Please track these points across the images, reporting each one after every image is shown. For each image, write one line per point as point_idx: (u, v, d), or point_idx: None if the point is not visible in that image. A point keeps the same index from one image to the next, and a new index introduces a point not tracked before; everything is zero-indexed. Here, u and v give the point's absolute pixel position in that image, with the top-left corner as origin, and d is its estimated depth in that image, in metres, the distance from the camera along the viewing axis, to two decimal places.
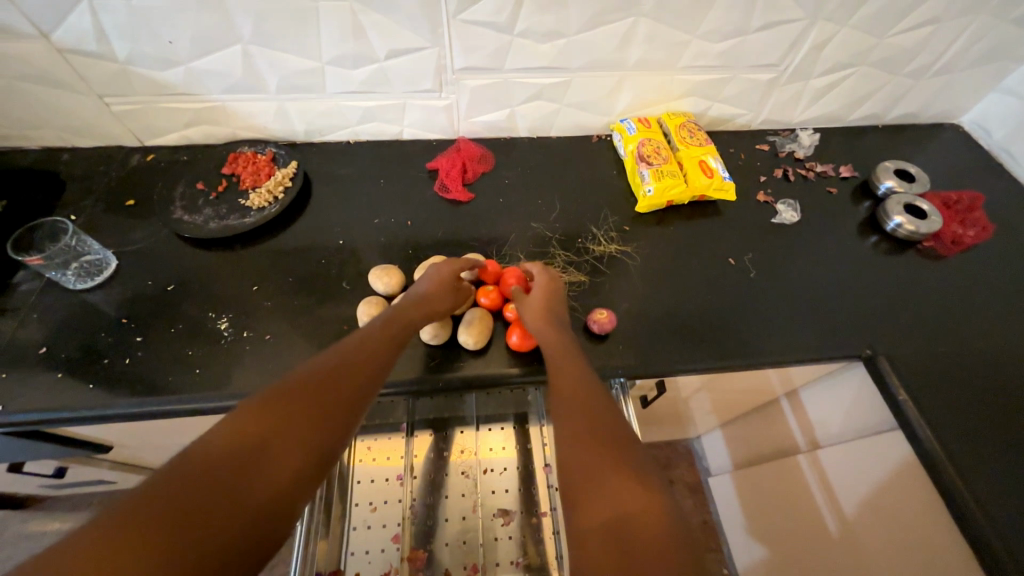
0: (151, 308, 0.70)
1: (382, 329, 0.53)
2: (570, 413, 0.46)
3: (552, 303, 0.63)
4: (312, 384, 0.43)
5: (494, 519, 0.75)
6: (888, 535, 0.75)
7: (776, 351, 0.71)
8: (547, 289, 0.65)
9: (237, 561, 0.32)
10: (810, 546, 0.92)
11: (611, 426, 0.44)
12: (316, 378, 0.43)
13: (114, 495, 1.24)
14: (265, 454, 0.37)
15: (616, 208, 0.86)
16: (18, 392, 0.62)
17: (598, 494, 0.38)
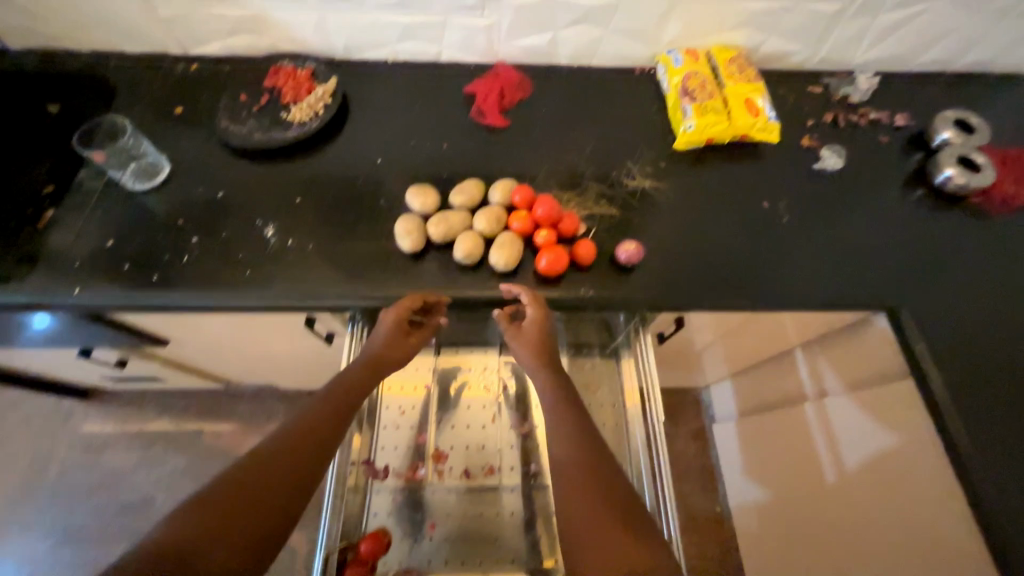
0: (202, 213, 0.74)
1: (332, 388, 0.57)
2: (581, 481, 0.50)
3: (544, 338, 0.63)
4: (277, 450, 0.49)
5: (511, 430, 0.81)
6: (884, 482, 0.77)
7: (799, 296, 0.72)
8: (539, 325, 0.64)
9: None
10: (805, 492, 0.96)
11: (612, 489, 0.49)
12: (272, 450, 0.49)
13: (163, 393, 1.36)
14: (230, 518, 0.43)
15: (653, 145, 0.84)
16: (91, 279, 0.68)
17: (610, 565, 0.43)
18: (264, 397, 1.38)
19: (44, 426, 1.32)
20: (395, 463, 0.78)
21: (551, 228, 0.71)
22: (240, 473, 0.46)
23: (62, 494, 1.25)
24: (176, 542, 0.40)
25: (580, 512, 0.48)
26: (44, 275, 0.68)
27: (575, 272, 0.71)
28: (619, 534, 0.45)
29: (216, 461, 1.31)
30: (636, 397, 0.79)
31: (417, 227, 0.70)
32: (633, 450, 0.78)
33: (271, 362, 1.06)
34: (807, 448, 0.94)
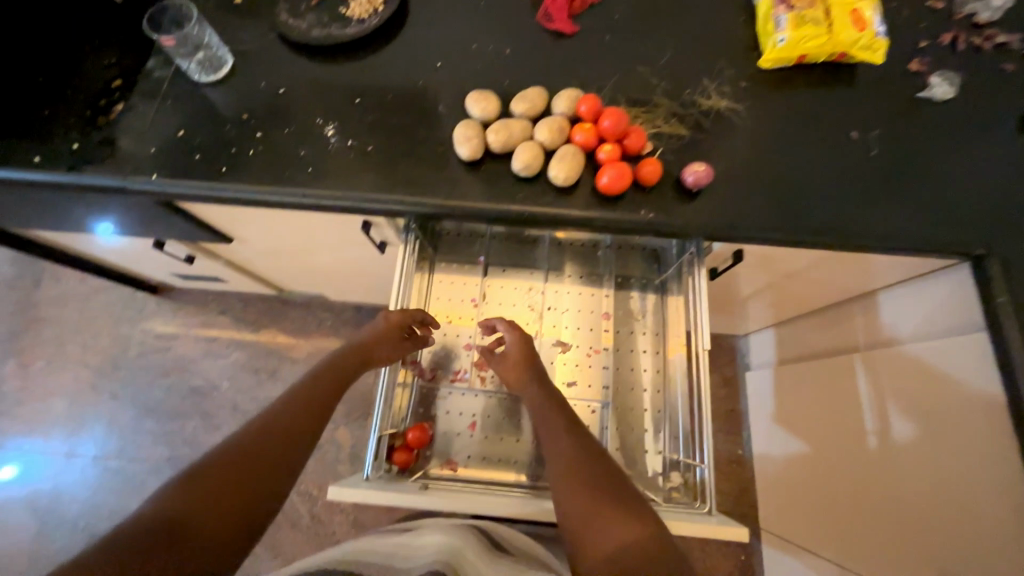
0: (265, 108, 0.75)
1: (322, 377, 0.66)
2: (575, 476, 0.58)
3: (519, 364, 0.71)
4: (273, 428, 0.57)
5: (553, 347, 0.83)
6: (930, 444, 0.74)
7: (875, 235, 0.67)
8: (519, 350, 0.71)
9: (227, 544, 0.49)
10: (837, 457, 0.93)
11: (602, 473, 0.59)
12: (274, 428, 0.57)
13: (223, 295, 1.47)
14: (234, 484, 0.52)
15: (735, 61, 0.77)
16: (165, 165, 0.71)
17: (601, 532, 0.53)
18: (314, 307, 1.47)
19: (123, 315, 1.46)
20: (441, 367, 0.82)
21: (615, 144, 0.68)
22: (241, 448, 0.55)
23: (141, 374, 1.41)
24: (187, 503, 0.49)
25: (568, 495, 0.57)
26: (124, 158, 0.72)
27: (636, 192, 0.68)
28: (603, 500, 0.56)
29: (269, 360, 1.43)
30: (684, 346, 0.78)
31: (477, 133, 0.68)
32: (673, 385, 0.79)
33: (322, 270, 1.11)
34: (848, 405, 0.92)
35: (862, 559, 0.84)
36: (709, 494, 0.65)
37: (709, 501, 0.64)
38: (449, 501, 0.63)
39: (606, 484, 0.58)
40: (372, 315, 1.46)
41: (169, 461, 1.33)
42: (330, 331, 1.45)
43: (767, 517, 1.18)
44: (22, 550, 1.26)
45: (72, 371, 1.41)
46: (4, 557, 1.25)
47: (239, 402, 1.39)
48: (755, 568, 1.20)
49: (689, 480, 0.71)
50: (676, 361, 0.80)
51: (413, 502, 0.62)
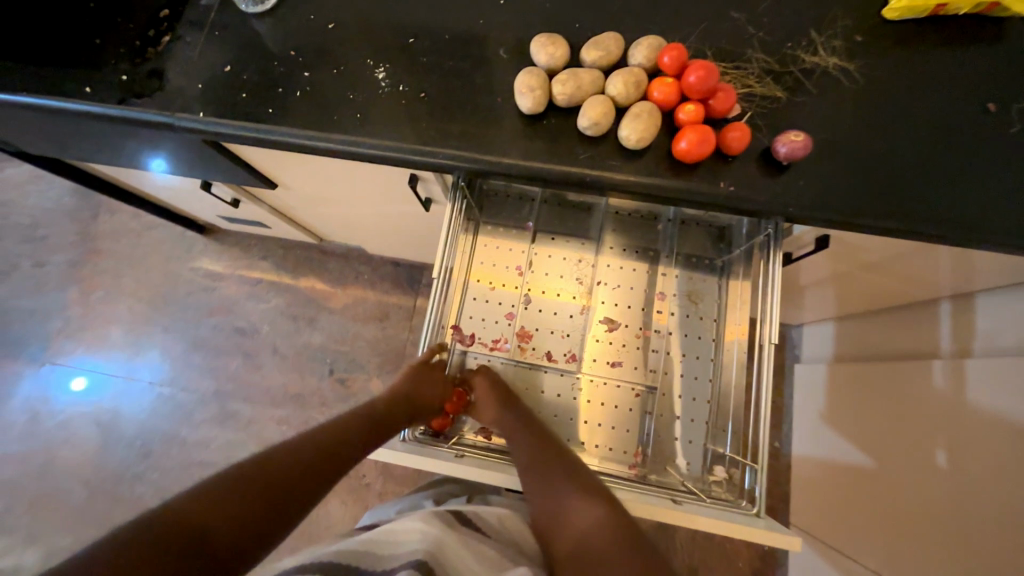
0: (313, 45, 0.70)
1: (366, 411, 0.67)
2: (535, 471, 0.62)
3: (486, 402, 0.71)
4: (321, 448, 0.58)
5: (599, 324, 0.79)
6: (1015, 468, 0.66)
7: (1000, 230, 0.57)
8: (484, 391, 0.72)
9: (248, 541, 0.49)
10: (897, 469, 0.86)
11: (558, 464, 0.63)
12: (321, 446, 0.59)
13: (265, 240, 1.49)
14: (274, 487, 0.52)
15: (851, 9, 0.65)
16: (212, 103, 0.68)
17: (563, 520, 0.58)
18: (352, 259, 1.47)
19: (173, 253, 1.51)
20: (481, 334, 0.79)
21: (699, 104, 0.59)
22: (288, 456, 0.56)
23: (189, 311, 1.47)
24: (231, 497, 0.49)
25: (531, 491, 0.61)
26: (172, 93, 0.69)
27: (716, 162, 0.60)
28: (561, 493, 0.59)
29: (308, 308, 1.45)
30: (745, 332, 0.72)
31: (541, 83, 0.61)
32: (725, 373, 0.75)
33: (362, 223, 1.08)
34: (918, 415, 0.84)
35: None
36: (759, 495, 0.61)
37: (758, 503, 0.60)
38: (482, 474, 0.62)
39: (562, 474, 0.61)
40: (408, 272, 1.45)
41: (215, 395, 1.41)
42: (366, 284, 1.45)
43: (798, 513, 1.14)
44: (87, 460, 1.38)
45: (128, 303, 1.48)
46: (72, 464, 1.38)
47: (279, 346, 1.43)
48: (778, 560, 1.18)
49: (736, 476, 0.68)
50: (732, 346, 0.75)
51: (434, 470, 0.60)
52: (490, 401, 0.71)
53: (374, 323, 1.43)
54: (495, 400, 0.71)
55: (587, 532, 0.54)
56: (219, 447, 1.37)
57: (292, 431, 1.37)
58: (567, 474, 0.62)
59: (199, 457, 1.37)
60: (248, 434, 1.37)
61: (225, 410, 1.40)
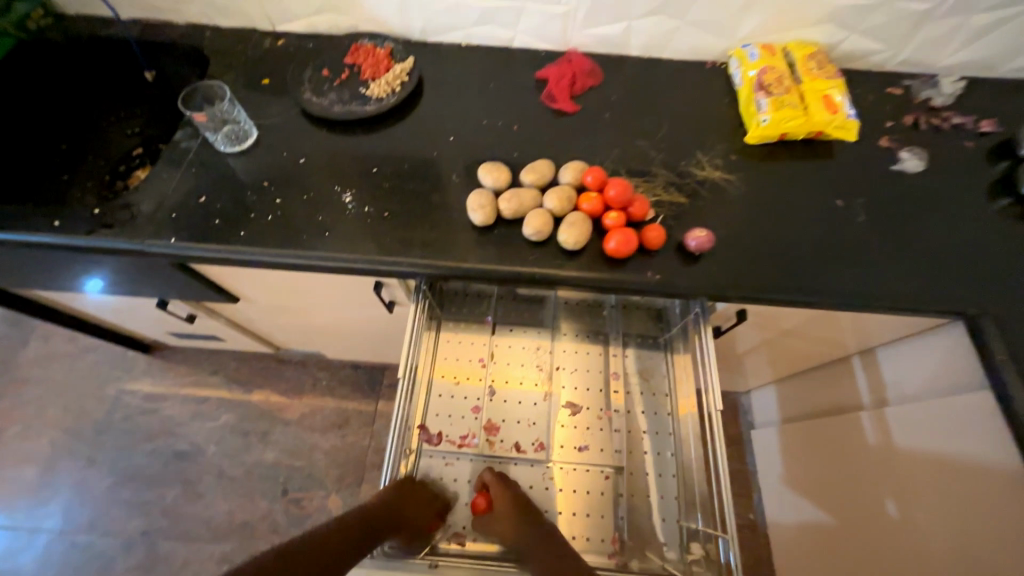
0: (285, 176, 0.78)
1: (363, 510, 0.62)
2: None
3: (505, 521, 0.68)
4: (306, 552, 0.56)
5: (562, 409, 0.82)
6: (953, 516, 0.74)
7: (870, 296, 0.70)
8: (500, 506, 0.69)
9: None
10: (859, 525, 0.92)
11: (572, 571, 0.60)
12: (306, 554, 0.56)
13: (217, 353, 1.44)
14: None
15: (723, 137, 0.84)
16: (185, 228, 0.73)
17: None
18: (310, 365, 1.44)
19: (110, 375, 1.41)
20: (449, 431, 0.80)
21: (621, 211, 0.72)
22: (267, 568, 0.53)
23: (122, 438, 1.34)
24: None
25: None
26: (145, 222, 0.73)
27: (642, 256, 0.71)
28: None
29: (260, 422, 1.37)
30: (695, 405, 0.78)
31: (489, 201, 0.72)
32: (685, 446, 0.78)
33: (323, 329, 1.10)
34: (861, 466, 0.91)
35: None
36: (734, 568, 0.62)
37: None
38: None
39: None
40: (369, 374, 1.43)
41: (143, 536, 1.23)
42: (325, 390, 1.41)
43: None
44: None
45: (49, 436, 1.33)
46: None
47: (225, 468, 1.31)
48: None
49: (712, 551, 0.68)
50: (687, 420, 0.79)
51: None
52: (506, 510, 0.68)
53: (332, 431, 1.36)
54: (511, 508, 0.68)
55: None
56: None
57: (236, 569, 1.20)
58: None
59: None
60: None
61: (154, 554, 1.21)
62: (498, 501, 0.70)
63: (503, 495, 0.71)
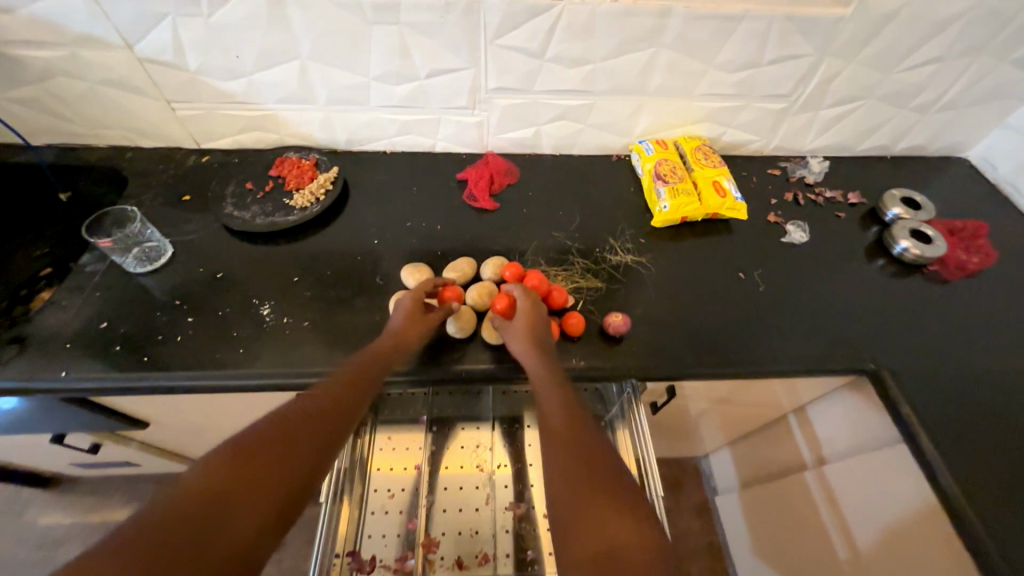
0: (200, 292, 0.76)
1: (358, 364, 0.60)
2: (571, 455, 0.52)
3: (533, 328, 0.65)
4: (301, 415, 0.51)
5: (506, 511, 0.78)
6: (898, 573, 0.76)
7: (782, 361, 0.74)
8: (531, 314, 0.66)
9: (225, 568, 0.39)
10: None
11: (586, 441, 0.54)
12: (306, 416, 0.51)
13: (132, 480, 1.28)
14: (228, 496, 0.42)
15: (633, 222, 0.91)
16: (82, 358, 0.68)
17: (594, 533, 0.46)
18: None
19: None
20: (384, 555, 0.74)
21: (540, 302, 0.74)
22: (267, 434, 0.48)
23: None
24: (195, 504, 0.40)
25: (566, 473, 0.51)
26: (35, 355, 0.68)
27: (566, 342, 0.73)
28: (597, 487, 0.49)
29: None
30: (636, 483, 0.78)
31: None
32: None
33: None
34: (813, 525, 0.93)
35: None
36: None
37: None
38: None
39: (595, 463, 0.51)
40: None
41: None
42: None
43: None
44: None
45: None
46: None
47: None
48: None
49: None
50: None
51: None
52: (526, 319, 0.66)
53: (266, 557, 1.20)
54: (532, 320, 0.66)
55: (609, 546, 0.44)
56: None
57: None
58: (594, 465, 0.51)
59: None
60: None
61: None
62: (522, 310, 0.66)
63: (529, 306, 0.67)
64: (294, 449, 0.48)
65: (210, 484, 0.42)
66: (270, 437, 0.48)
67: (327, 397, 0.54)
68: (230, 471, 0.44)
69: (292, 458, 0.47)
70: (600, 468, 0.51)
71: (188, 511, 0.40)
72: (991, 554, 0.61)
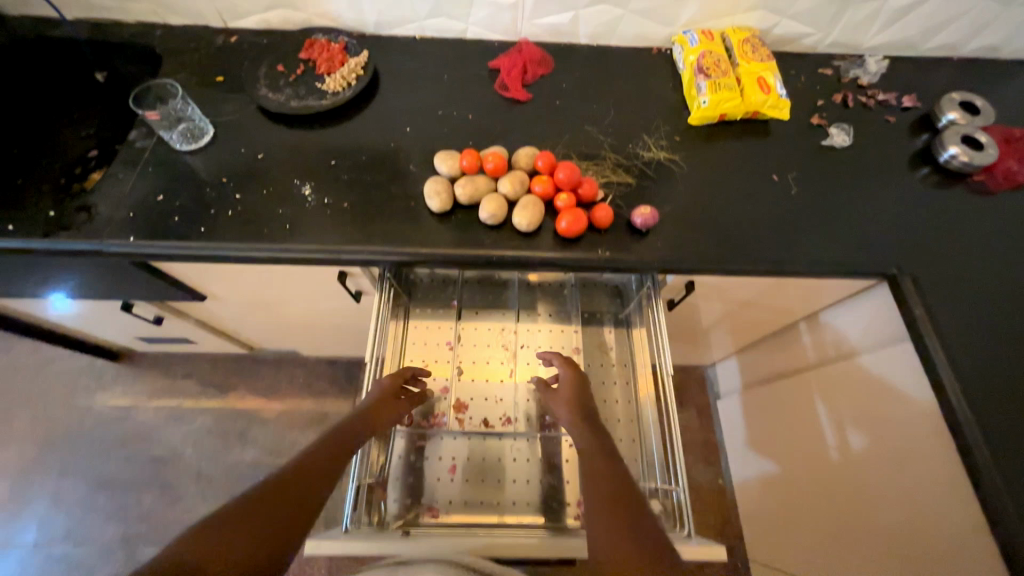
0: (244, 171, 0.80)
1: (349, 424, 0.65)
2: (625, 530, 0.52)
3: (580, 401, 0.70)
4: (301, 470, 0.56)
5: (528, 384, 0.87)
6: (883, 458, 0.82)
7: (803, 261, 0.75)
8: (575, 387, 0.72)
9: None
10: (808, 474, 1.00)
11: (648, 524, 0.54)
12: (297, 472, 0.56)
13: (189, 356, 1.43)
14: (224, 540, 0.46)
15: (669, 119, 0.89)
16: (144, 227, 0.74)
17: None
18: (285, 364, 1.44)
19: (78, 386, 1.40)
20: (419, 412, 0.84)
21: (571, 192, 0.75)
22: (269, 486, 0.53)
23: (92, 448, 1.33)
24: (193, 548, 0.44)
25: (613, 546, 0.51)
26: (102, 222, 0.74)
27: (593, 233, 0.76)
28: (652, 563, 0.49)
29: (238, 421, 1.37)
30: (653, 385, 0.83)
31: (445, 187, 0.74)
32: (644, 411, 0.83)
33: (294, 323, 1.11)
34: (807, 421, 1.00)
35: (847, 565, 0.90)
36: (689, 517, 0.66)
37: (688, 523, 0.65)
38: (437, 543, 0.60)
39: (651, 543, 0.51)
40: (346, 369, 1.45)
41: (122, 543, 1.23)
42: (302, 388, 1.42)
43: (754, 544, 1.19)
44: None
45: (18, 449, 1.32)
46: None
47: (204, 470, 1.31)
48: None
49: (670, 506, 0.72)
50: (647, 400, 0.83)
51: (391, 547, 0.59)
52: (569, 396, 0.71)
53: (312, 427, 1.37)
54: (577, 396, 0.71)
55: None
56: None
57: None
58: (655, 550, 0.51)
59: None
60: None
61: (137, 558, 1.22)
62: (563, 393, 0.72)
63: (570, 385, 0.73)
64: (321, 471, 0.57)
65: (202, 538, 0.46)
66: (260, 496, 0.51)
67: (313, 461, 0.58)
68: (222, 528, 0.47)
69: (276, 520, 0.50)
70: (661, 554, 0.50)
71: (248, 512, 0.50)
72: (975, 438, 0.65)
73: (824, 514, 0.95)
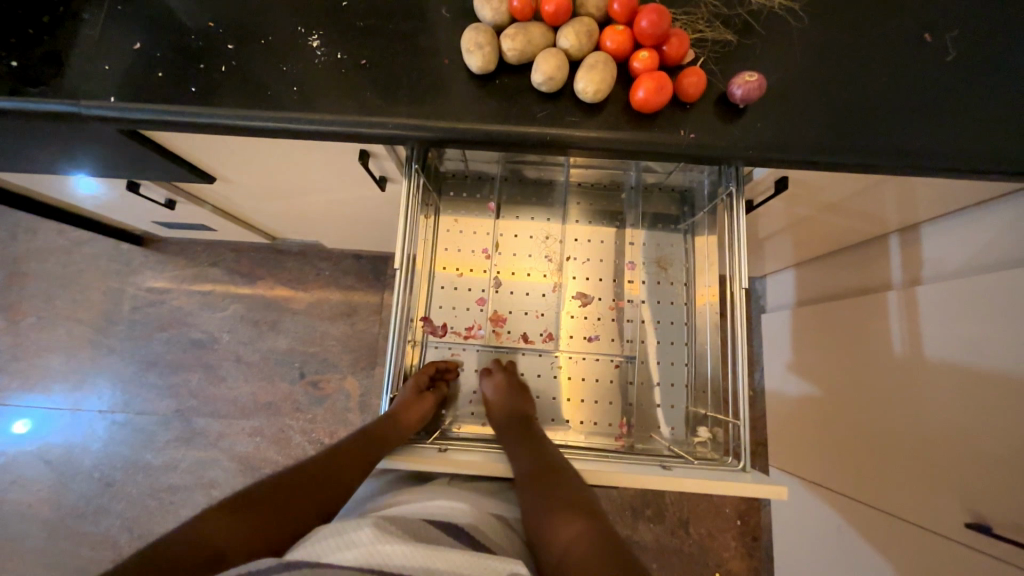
0: (236, 17, 0.64)
1: (366, 432, 0.62)
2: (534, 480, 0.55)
3: (507, 399, 0.70)
4: (316, 469, 0.56)
5: (572, 300, 0.80)
6: (956, 390, 0.72)
7: (946, 156, 0.57)
8: (504, 389, 0.72)
9: (219, 554, 0.44)
10: (853, 398, 0.94)
11: (555, 470, 0.56)
12: (312, 469, 0.56)
13: (214, 244, 1.40)
14: (227, 523, 0.46)
15: None
16: (124, 86, 0.61)
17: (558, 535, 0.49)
18: (310, 256, 1.40)
19: (110, 269, 1.40)
20: (454, 323, 0.78)
21: (653, 50, 0.58)
22: (286, 477, 0.54)
23: (135, 330, 1.37)
24: (201, 527, 0.46)
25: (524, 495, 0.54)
26: (78, 78, 0.61)
27: (675, 109, 0.59)
28: (555, 500, 0.52)
29: (268, 310, 1.37)
30: (715, 294, 0.72)
31: (489, 39, 0.58)
32: (699, 335, 0.75)
33: (315, 214, 1.02)
34: (868, 345, 0.91)
35: (878, 490, 0.86)
36: (743, 449, 0.59)
37: (744, 457, 0.58)
38: (468, 466, 0.56)
39: (555, 484, 0.54)
40: (372, 264, 1.39)
41: (177, 414, 1.33)
42: (328, 281, 1.39)
43: (776, 453, 1.20)
44: (41, 501, 1.29)
45: (65, 327, 1.37)
46: (23, 508, 1.29)
47: (242, 354, 1.35)
48: (762, 500, 1.25)
49: (720, 434, 0.67)
50: (704, 309, 0.75)
51: (419, 466, 0.56)
52: (498, 397, 0.71)
53: (341, 320, 1.37)
54: (506, 396, 0.71)
55: (572, 552, 0.47)
56: (189, 468, 1.30)
57: (267, 440, 1.31)
58: (562, 487, 0.53)
59: (168, 481, 1.29)
60: (219, 450, 1.30)
61: (191, 428, 1.32)
62: (493, 394, 0.72)
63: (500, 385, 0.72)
64: (329, 478, 0.56)
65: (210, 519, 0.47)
66: (273, 486, 0.52)
67: (330, 462, 0.58)
68: (226, 513, 0.48)
69: (278, 511, 0.50)
70: (563, 491, 0.53)
71: (252, 504, 0.49)
72: None
73: (863, 440, 0.90)
